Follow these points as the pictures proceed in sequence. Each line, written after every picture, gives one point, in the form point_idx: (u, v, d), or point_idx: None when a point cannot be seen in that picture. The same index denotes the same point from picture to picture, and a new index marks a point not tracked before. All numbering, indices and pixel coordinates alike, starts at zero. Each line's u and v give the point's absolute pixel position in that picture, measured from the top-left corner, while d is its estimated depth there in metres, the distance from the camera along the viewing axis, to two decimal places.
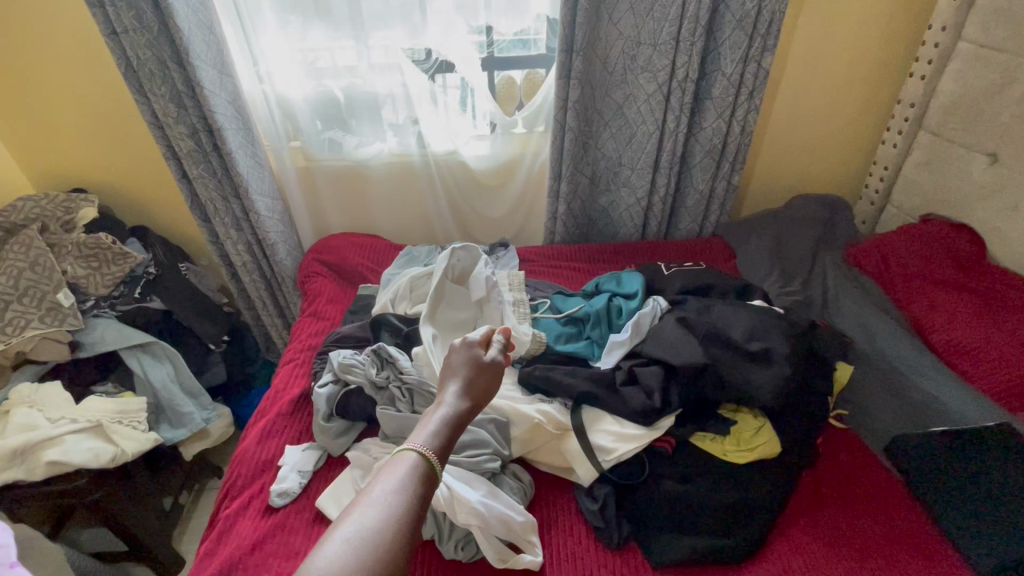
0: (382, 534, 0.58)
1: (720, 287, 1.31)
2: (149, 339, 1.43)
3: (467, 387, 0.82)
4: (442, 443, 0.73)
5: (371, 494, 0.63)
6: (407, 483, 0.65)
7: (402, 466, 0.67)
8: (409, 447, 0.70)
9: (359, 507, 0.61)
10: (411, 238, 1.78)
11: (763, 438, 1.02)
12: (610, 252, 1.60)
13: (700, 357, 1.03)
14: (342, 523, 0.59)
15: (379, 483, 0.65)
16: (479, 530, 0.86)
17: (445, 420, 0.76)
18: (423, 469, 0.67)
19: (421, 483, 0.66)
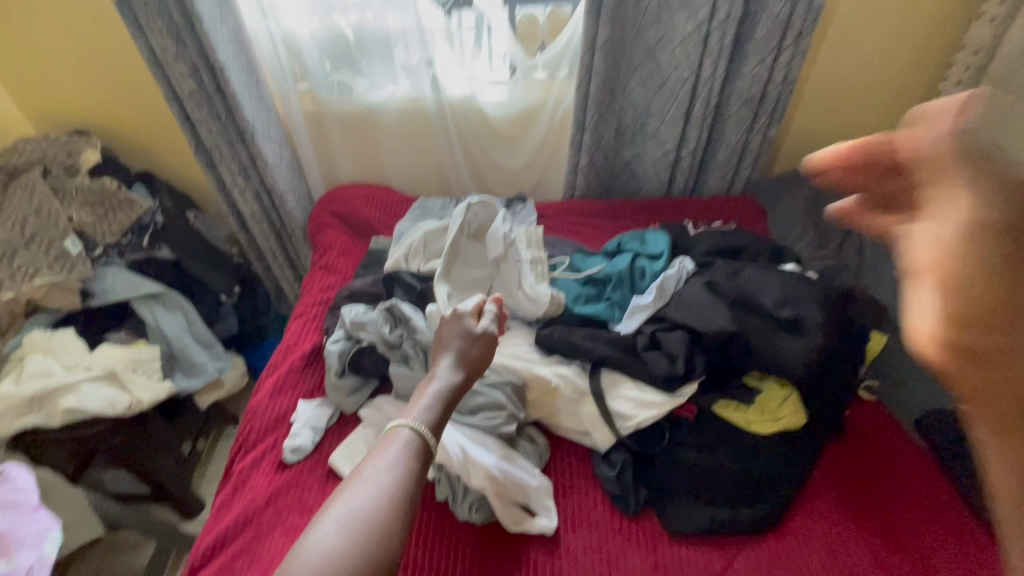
0: (378, 509, 0.62)
1: (751, 249, 1.23)
2: (160, 288, 1.41)
3: (460, 359, 0.83)
4: (437, 417, 0.75)
5: (366, 470, 0.67)
6: (401, 459, 0.68)
7: (397, 443, 0.70)
8: (402, 425, 0.72)
9: (356, 484, 0.65)
10: (424, 190, 1.71)
11: (789, 408, 0.98)
12: (633, 208, 1.52)
13: (728, 324, 0.98)
14: (340, 498, 0.64)
15: (372, 462, 0.68)
16: (493, 493, 0.85)
17: (437, 395, 0.78)
18: (417, 445, 0.70)
19: (415, 459, 0.69)
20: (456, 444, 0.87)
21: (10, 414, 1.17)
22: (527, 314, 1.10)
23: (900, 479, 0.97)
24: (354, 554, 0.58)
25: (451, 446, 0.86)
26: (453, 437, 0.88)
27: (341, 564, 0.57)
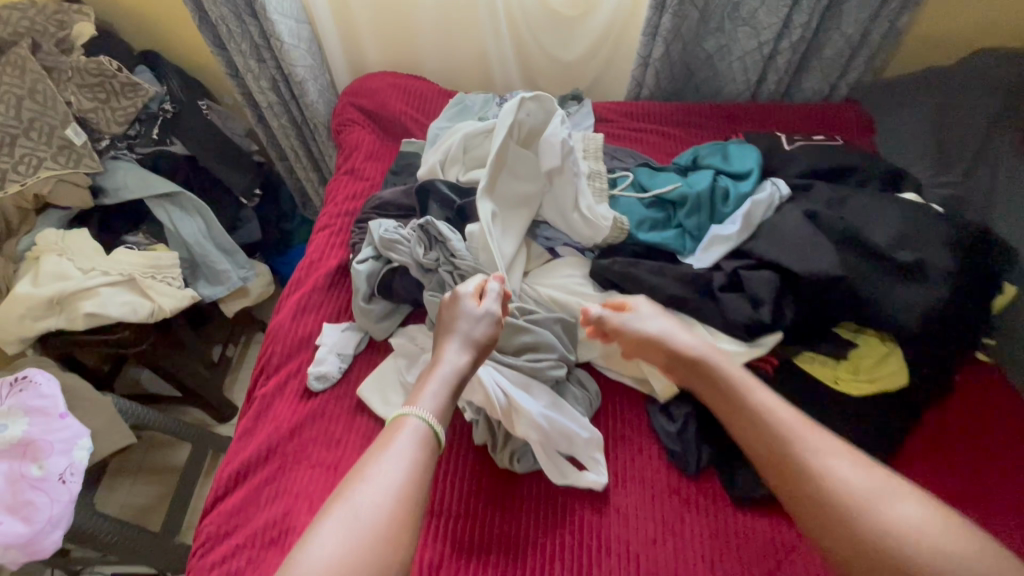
0: (382, 514, 0.58)
1: (860, 170, 1.01)
2: (174, 188, 1.28)
3: (467, 340, 0.74)
4: (445, 407, 0.70)
5: (372, 466, 0.61)
6: (409, 455, 0.63)
7: (403, 437, 0.64)
8: (409, 415, 0.67)
9: (360, 483, 0.60)
10: (462, 83, 1.47)
11: (889, 368, 0.83)
12: (710, 114, 1.27)
13: (833, 266, 0.80)
14: (341, 500, 0.59)
15: (374, 461, 0.62)
16: (539, 442, 0.75)
17: (443, 383, 0.71)
18: (425, 440, 0.65)
19: (422, 454, 0.64)
20: (500, 385, 0.77)
21: (31, 316, 1.12)
22: (584, 239, 0.93)
23: (1013, 457, 0.82)
24: (359, 564, 0.54)
25: (494, 386, 0.76)
26: (495, 376, 0.78)
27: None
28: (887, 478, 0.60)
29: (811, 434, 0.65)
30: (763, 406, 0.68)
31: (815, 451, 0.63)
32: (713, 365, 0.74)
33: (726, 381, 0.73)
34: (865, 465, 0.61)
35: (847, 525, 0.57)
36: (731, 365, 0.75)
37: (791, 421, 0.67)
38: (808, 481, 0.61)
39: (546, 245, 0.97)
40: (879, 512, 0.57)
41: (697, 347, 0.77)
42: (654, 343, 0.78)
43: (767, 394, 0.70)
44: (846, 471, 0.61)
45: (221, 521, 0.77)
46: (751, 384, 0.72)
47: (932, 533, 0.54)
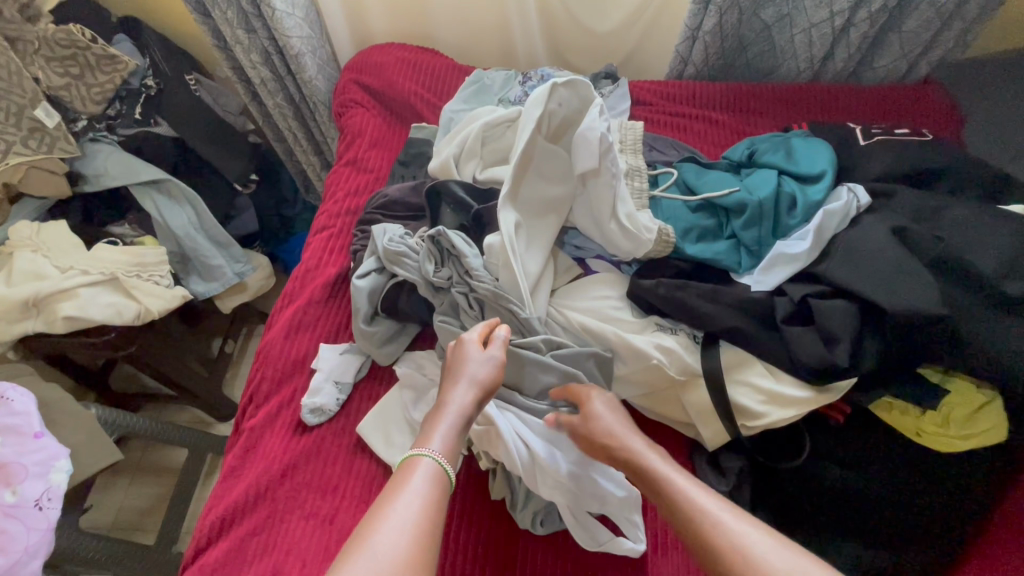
0: (403, 569, 0.47)
1: (955, 173, 0.84)
2: (160, 174, 1.15)
3: (476, 380, 0.63)
4: (457, 448, 0.60)
5: (387, 510, 0.51)
6: (427, 499, 0.53)
7: (417, 480, 0.55)
8: (423, 454, 0.57)
9: (375, 531, 0.49)
10: (479, 57, 1.30)
11: (987, 423, 0.68)
12: (766, 97, 1.10)
13: (933, 302, 0.66)
14: (352, 550, 0.48)
15: (392, 505, 0.52)
16: (567, 506, 0.65)
17: (453, 425, 0.60)
18: (440, 484, 0.55)
19: (439, 498, 0.54)
20: (524, 439, 0.66)
21: (6, 319, 1.02)
22: (622, 253, 0.80)
23: None
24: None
25: (516, 445, 0.65)
26: (519, 429, 0.67)
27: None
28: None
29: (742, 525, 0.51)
30: (686, 498, 0.55)
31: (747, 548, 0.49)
32: (625, 443, 0.62)
33: (646, 467, 0.59)
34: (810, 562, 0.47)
35: None
36: (651, 451, 0.61)
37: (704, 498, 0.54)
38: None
39: (576, 255, 0.85)
40: None
41: (617, 426, 0.63)
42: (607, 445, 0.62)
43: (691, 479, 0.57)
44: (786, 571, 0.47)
45: None
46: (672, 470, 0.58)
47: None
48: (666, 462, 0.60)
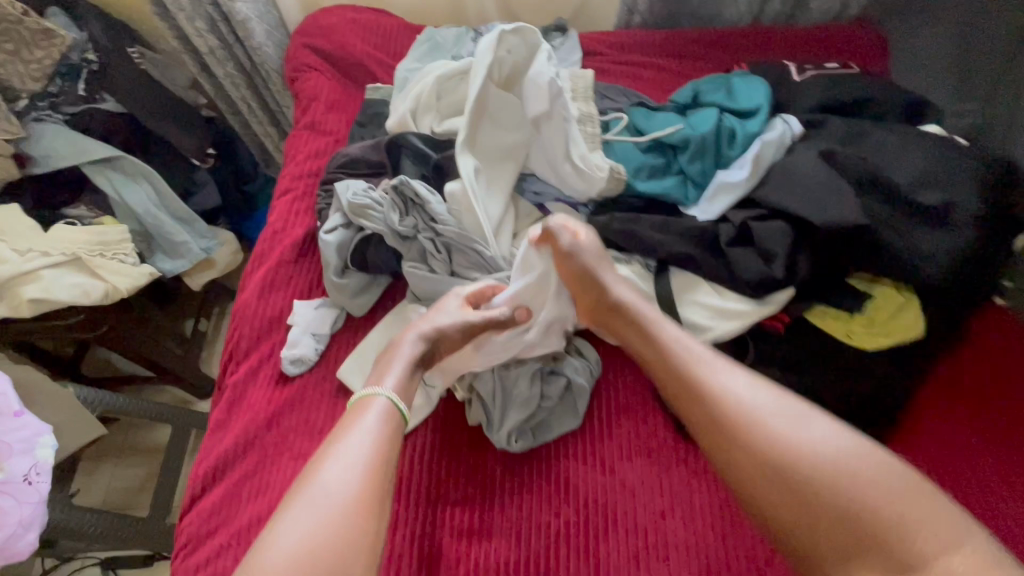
0: (349, 497, 0.56)
1: (879, 101, 0.91)
2: (112, 151, 1.13)
3: (433, 331, 0.71)
4: (410, 383, 0.68)
5: (340, 444, 0.60)
6: (377, 432, 0.61)
7: (370, 416, 0.63)
8: (376, 392, 0.65)
9: (325, 466, 0.58)
10: (431, 15, 1.30)
11: (904, 319, 0.77)
12: (709, 41, 1.14)
13: (855, 214, 0.73)
14: (309, 480, 0.57)
15: (342, 440, 0.60)
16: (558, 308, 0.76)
17: (406, 364, 0.69)
18: (390, 420, 0.64)
19: (387, 434, 0.62)
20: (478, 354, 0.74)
21: None
22: (576, 193, 0.85)
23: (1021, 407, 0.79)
24: (330, 545, 0.53)
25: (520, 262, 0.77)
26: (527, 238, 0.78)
27: (311, 559, 0.52)
28: (833, 431, 0.56)
29: (747, 392, 0.60)
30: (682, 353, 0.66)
31: (751, 403, 0.60)
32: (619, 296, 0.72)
33: (648, 327, 0.69)
34: (781, 399, 0.60)
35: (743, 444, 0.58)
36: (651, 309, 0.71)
37: (690, 347, 0.66)
38: (746, 451, 0.57)
39: (535, 202, 0.86)
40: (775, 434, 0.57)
41: (625, 292, 0.73)
42: (588, 277, 0.73)
43: (706, 352, 0.65)
44: (785, 429, 0.57)
45: (202, 521, 0.72)
46: (689, 343, 0.67)
47: (871, 477, 0.52)
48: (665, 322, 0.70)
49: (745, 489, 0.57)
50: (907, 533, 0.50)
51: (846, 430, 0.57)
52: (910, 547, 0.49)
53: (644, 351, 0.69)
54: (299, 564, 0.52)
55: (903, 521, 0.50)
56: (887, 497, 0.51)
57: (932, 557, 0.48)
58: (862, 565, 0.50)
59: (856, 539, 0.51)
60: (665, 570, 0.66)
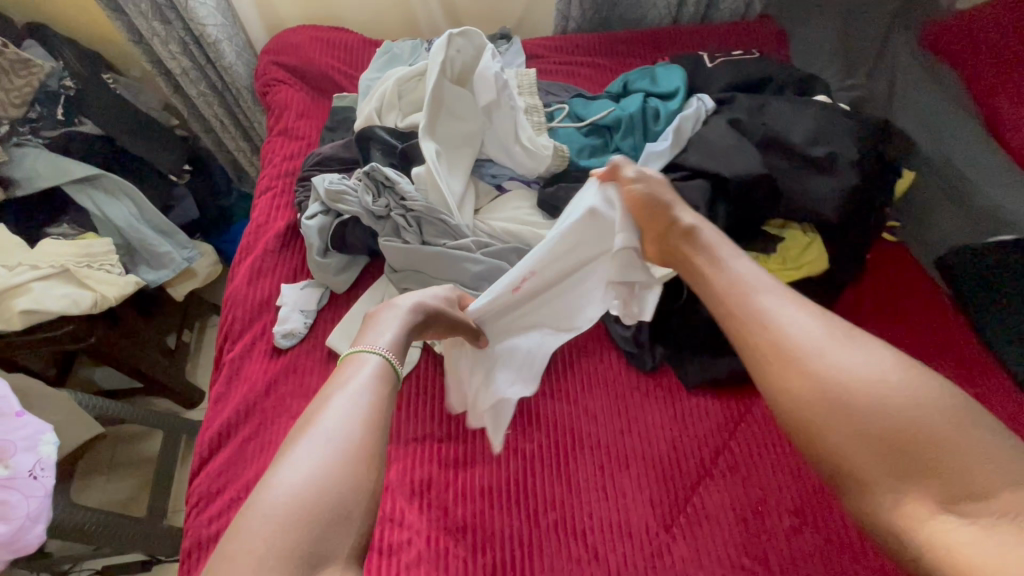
0: (349, 442, 0.57)
1: (777, 79, 1.07)
2: (93, 170, 1.20)
3: (424, 308, 0.76)
4: (403, 346, 0.71)
5: (336, 395, 0.62)
6: (372, 386, 0.64)
7: (364, 367, 0.66)
8: (367, 350, 0.68)
9: (321, 415, 0.59)
10: (387, 32, 1.43)
11: (811, 256, 0.91)
12: (636, 40, 1.30)
13: (757, 166, 0.87)
14: (310, 425, 0.59)
15: (338, 392, 0.62)
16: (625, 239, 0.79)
17: (402, 327, 0.72)
18: (386, 375, 0.66)
19: (383, 386, 0.64)
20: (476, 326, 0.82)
21: None
22: (527, 171, 0.97)
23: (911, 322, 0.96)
24: (335, 478, 0.54)
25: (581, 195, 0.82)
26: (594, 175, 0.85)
27: (318, 489, 0.53)
28: (903, 367, 0.53)
29: (809, 327, 0.58)
30: (739, 279, 0.66)
31: (807, 332, 0.58)
32: (691, 223, 0.74)
33: (714, 258, 0.70)
34: (849, 335, 0.57)
35: (796, 368, 0.56)
36: (719, 241, 0.72)
37: (750, 279, 0.66)
38: (805, 377, 0.55)
39: (493, 182, 1.00)
40: (833, 360, 0.55)
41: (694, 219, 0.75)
42: (658, 210, 0.76)
43: (765, 283, 0.65)
44: (854, 359, 0.54)
45: (211, 481, 0.78)
46: (752, 273, 0.66)
47: (940, 411, 0.50)
48: (730, 254, 0.70)
49: (791, 415, 0.56)
50: (971, 466, 0.47)
51: (915, 367, 0.54)
52: (973, 481, 0.47)
53: (704, 282, 0.69)
54: (307, 493, 0.52)
55: (968, 455, 0.48)
56: (956, 433, 0.49)
57: (1000, 491, 0.46)
58: (913, 489, 0.48)
59: (915, 465, 0.49)
60: (626, 476, 0.77)
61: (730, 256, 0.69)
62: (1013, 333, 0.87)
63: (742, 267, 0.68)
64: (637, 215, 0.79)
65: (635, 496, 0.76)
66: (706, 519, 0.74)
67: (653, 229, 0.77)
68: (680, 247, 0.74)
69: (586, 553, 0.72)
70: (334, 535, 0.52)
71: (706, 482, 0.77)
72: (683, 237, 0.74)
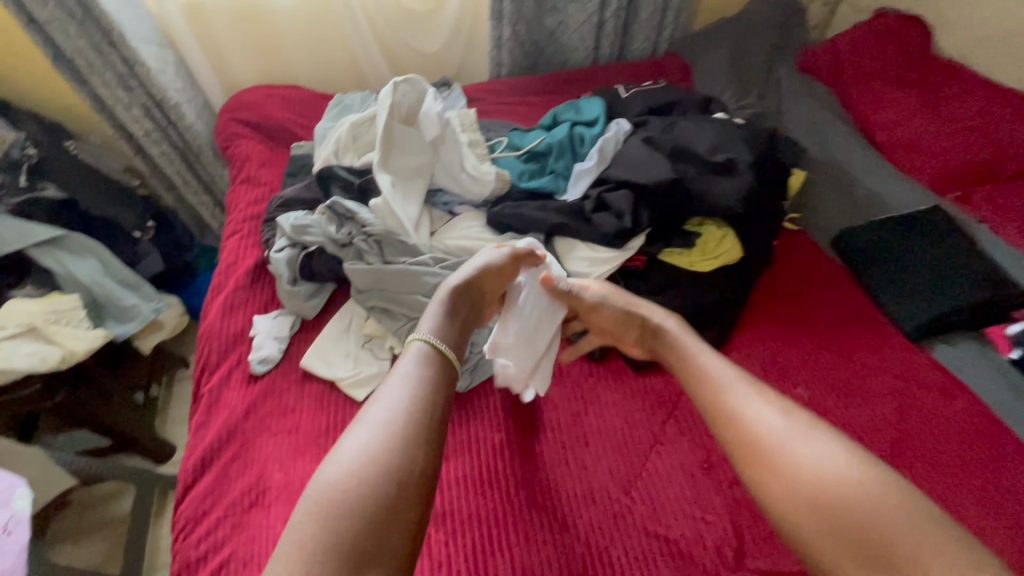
0: (389, 431, 0.62)
1: (682, 103, 1.25)
2: (58, 231, 1.24)
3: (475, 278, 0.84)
4: (443, 333, 0.76)
5: (380, 390, 0.68)
6: (415, 373, 0.69)
7: (409, 358, 0.72)
8: (415, 338, 0.74)
9: (369, 408, 0.65)
10: (338, 86, 1.57)
11: (727, 246, 1.06)
12: (562, 79, 1.48)
13: (670, 174, 1.02)
14: (361, 416, 0.65)
15: (384, 386, 0.68)
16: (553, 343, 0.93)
17: (445, 304, 0.80)
18: (428, 359, 0.71)
19: (425, 373, 0.70)
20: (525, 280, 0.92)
21: None
22: (474, 195, 1.09)
23: (824, 296, 1.09)
24: (376, 469, 0.59)
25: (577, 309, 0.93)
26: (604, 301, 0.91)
27: (362, 480, 0.58)
28: (853, 460, 0.64)
29: (775, 420, 0.69)
30: (709, 372, 0.77)
31: (769, 425, 0.69)
32: (659, 321, 0.87)
33: (687, 355, 0.81)
34: (806, 431, 0.67)
35: (765, 461, 0.66)
36: (690, 338, 0.84)
37: (723, 374, 0.76)
38: (778, 473, 0.65)
39: (446, 209, 1.11)
40: (795, 455, 0.65)
41: (672, 323, 0.86)
42: (627, 317, 0.89)
43: (735, 379, 0.75)
44: (812, 454, 0.64)
45: (197, 504, 0.82)
46: (723, 368, 0.77)
47: (884, 502, 0.59)
48: (699, 348, 0.82)
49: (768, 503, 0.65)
50: (913, 552, 0.56)
51: (867, 462, 0.63)
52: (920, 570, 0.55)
53: (683, 379, 0.80)
54: (349, 485, 0.58)
55: (913, 543, 0.57)
56: (898, 522, 0.58)
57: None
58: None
59: (876, 559, 0.57)
60: (587, 451, 0.86)
61: (704, 354, 0.80)
62: (903, 294, 1.02)
63: (708, 361, 0.79)
64: (613, 318, 0.90)
65: (596, 466, 0.84)
66: (660, 479, 0.83)
67: (629, 331, 0.90)
68: (658, 346, 0.87)
69: (558, 521, 0.79)
70: (379, 527, 0.57)
71: (658, 448, 0.87)
72: (659, 338, 0.86)
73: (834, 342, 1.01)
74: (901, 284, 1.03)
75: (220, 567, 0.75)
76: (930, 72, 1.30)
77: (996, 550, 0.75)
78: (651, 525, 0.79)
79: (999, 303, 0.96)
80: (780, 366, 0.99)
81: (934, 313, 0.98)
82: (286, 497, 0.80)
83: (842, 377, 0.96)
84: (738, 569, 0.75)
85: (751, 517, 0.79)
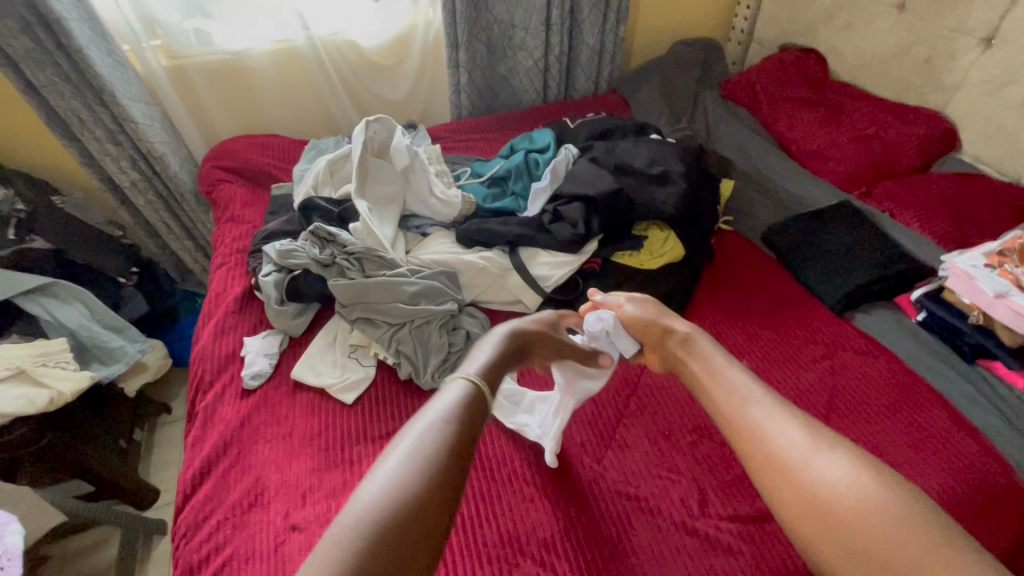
0: (429, 458, 0.55)
1: (621, 129, 1.43)
2: (45, 280, 1.29)
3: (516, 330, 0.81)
4: (489, 378, 0.69)
5: (422, 413, 0.60)
6: (458, 407, 0.62)
7: (452, 392, 0.64)
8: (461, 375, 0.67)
9: (408, 430, 0.58)
10: (313, 134, 1.71)
11: (670, 245, 1.20)
12: (516, 117, 1.66)
13: (614, 185, 1.17)
14: (399, 439, 0.58)
15: (427, 412, 0.61)
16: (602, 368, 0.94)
17: (491, 355, 0.74)
18: (475, 398, 0.64)
19: (469, 409, 0.62)
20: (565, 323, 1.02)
21: None
22: (444, 216, 1.21)
23: (760, 284, 1.23)
24: (409, 501, 0.51)
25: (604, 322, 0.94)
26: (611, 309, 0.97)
27: (395, 514, 0.50)
28: (881, 483, 0.55)
29: (794, 436, 0.62)
30: (728, 381, 0.73)
31: (789, 443, 0.62)
32: (687, 329, 0.86)
33: (710, 367, 0.78)
34: (828, 450, 0.59)
35: (783, 477, 0.60)
36: (716, 349, 0.81)
37: (745, 387, 0.71)
38: (795, 490, 0.58)
39: (418, 231, 1.23)
40: (810, 474, 0.58)
41: (706, 339, 0.83)
42: (649, 323, 0.91)
43: (758, 393, 0.70)
44: (829, 472, 0.57)
45: (197, 511, 0.86)
46: (745, 382, 0.72)
47: (913, 525, 0.50)
48: (724, 357, 0.79)
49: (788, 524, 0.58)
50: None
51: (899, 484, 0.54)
52: None
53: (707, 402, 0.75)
54: (380, 517, 0.49)
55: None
56: (932, 556, 0.48)
57: None
58: None
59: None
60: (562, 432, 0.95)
61: (730, 369, 0.75)
62: (823, 275, 1.17)
63: (732, 375, 0.74)
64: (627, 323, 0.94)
65: (571, 444, 0.92)
66: (629, 449, 0.92)
67: (648, 335, 0.91)
68: (684, 357, 0.84)
69: (539, 491, 0.86)
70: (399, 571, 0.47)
71: (625, 424, 0.96)
72: (684, 347, 0.84)
73: (772, 321, 1.14)
74: (822, 267, 1.18)
75: (221, 565, 0.79)
76: (827, 93, 1.52)
77: (921, 479, 0.86)
78: (623, 488, 0.87)
79: (903, 275, 1.11)
80: (727, 344, 1.11)
81: (850, 288, 1.13)
82: (283, 494, 0.85)
83: (781, 349, 1.09)
84: (702, 517, 0.83)
85: (709, 471, 0.89)
